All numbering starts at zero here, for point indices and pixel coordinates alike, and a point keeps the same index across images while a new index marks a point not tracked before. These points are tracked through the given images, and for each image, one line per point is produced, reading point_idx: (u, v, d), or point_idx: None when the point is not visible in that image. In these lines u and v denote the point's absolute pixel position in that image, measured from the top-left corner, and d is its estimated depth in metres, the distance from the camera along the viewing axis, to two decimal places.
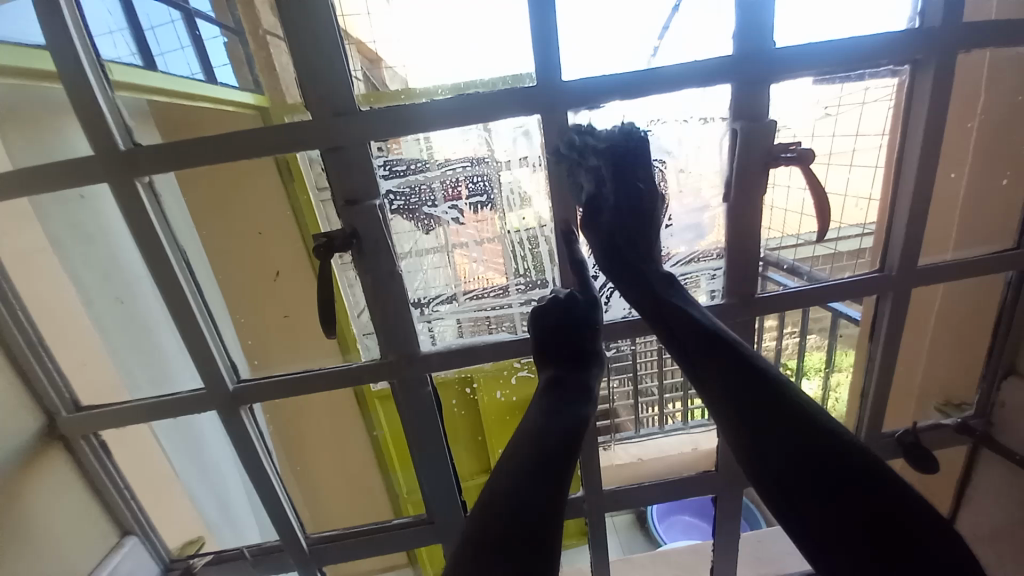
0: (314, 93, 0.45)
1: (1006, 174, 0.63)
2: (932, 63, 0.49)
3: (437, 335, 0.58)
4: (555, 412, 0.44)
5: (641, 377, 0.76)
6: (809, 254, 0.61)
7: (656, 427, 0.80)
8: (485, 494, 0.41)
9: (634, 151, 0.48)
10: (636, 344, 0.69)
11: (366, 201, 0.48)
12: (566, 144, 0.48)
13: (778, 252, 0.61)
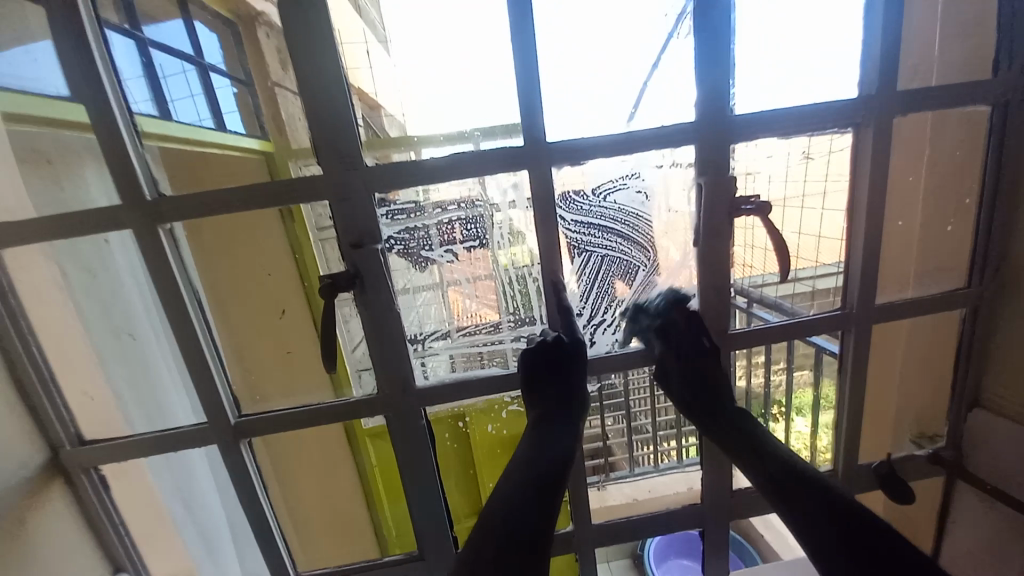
0: (326, 150, 0.50)
1: (949, 220, 0.67)
2: (872, 126, 0.56)
3: (429, 369, 0.61)
4: (545, 443, 0.50)
5: (635, 414, 0.80)
6: (790, 291, 0.66)
7: (651, 466, 0.82)
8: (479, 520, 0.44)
9: (687, 319, 0.59)
10: (627, 376, 0.72)
11: (370, 245, 0.52)
12: (630, 316, 0.62)
13: (761, 290, 0.66)
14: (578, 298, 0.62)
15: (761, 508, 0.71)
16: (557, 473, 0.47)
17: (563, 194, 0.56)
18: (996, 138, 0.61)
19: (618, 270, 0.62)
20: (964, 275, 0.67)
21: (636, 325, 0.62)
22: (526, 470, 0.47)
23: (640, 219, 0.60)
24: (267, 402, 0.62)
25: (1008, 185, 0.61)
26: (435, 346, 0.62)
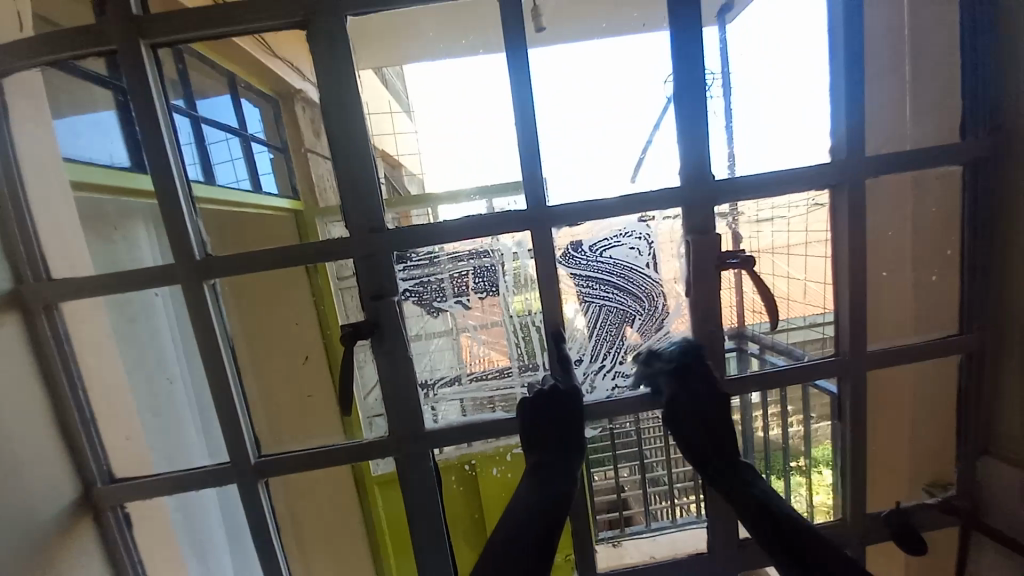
0: (353, 214, 0.57)
1: (934, 270, 0.71)
2: (846, 189, 0.61)
3: (439, 413, 0.65)
4: (543, 486, 0.54)
5: (650, 465, 0.86)
6: (801, 338, 0.71)
7: (668, 522, 0.84)
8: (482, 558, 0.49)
9: (697, 362, 0.61)
10: (640, 421, 0.76)
11: (389, 298, 0.58)
12: (640, 362, 0.65)
13: (772, 337, 0.72)
14: (588, 342, 0.65)
15: (771, 560, 0.70)
16: (556, 513, 0.52)
17: (563, 249, 0.62)
18: (972, 194, 0.65)
19: (615, 318, 0.65)
20: (955, 322, 0.69)
21: (647, 373, 0.64)
22: (531, 509, 0.52)
23: (636, 272, 0.64)
24: (286, 442, 0.66)
25: (987, 238, 0.64)
26: (444, 390, 0.67)
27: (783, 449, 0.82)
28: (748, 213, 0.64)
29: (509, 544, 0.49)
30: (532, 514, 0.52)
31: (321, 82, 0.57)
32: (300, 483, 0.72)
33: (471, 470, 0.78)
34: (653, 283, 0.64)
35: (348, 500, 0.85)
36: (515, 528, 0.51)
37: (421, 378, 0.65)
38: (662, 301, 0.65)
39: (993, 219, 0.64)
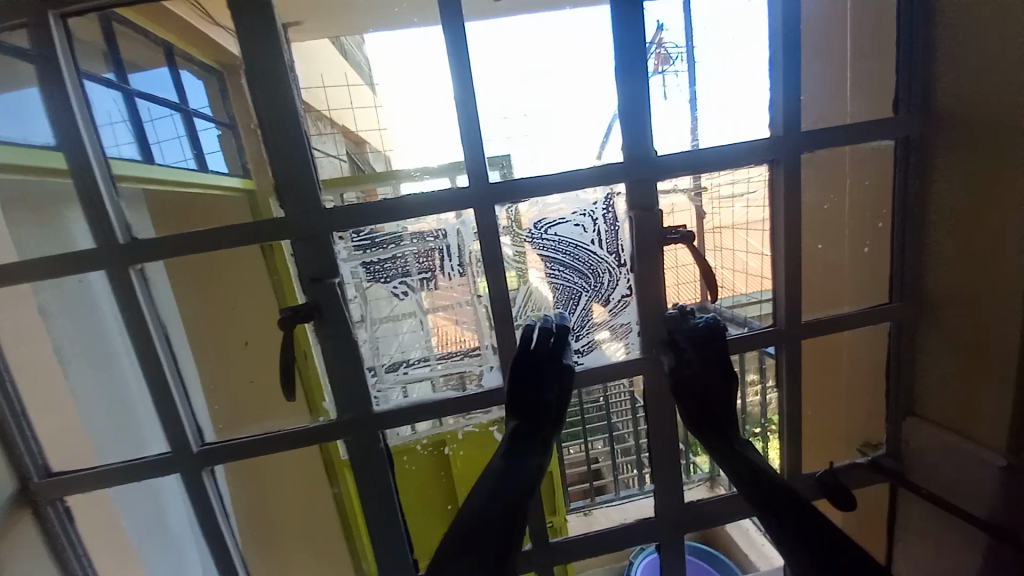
0: (286, 192, 0.55)
1: (866, 242, 0.73)
2: (784, 163, 0.62)
3: (409, 392, 0.66)
4: (518, 459, 0.57)
5: (618, 434, 0.93)
6: (756, 310, 0.72)
7: (636, 486, 0.88)
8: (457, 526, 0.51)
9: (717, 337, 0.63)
10: (609, 392, 0.80)
11: (328, 280, 0.56)
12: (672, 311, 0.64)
13: (733, 310, 0.73)
14: (553, 317, 0.68)
15: (713, 519, 0.74)
16: (518, 491, 0.54)
17: (507, 227, 0.62)
18: (902, 169, 0.66)
19: (562, 296, 0.67)
20: (885, 292, 0.72)
21: (674, 321, 0.64)
22: (491, 488, 0.54)
23: (580, 249, 0.65)
24: (238, 427, 0.66)
25: (913, 212, 0.67)
26: (409, 370, 0.68)
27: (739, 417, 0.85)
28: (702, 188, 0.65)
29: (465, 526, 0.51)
30: (492, 493, 0.53)
31: (244, 52, 0.53)
32: (253, 464, 0.71)
33: (424, 451, 0.75)
34: (599, 259, 0.65)
35: (306, 486, 0.82)
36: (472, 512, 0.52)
37: (387, 360, 0.67)
38: (607, 277, 0.66)
39: (920, 193, 0.66)
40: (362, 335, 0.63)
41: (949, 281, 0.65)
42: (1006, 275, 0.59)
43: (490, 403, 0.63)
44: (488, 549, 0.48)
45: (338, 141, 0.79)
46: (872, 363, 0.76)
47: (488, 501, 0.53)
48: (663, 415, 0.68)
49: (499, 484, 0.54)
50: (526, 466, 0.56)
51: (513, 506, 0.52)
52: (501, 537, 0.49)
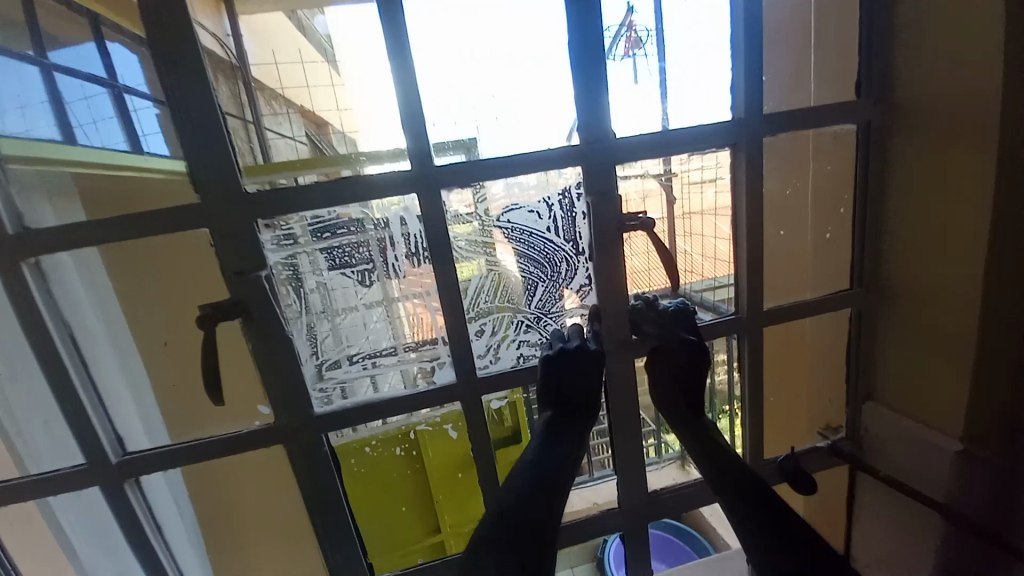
0: (204, 178, 0.50)
1: (829, 228, 0.72)
2: (746, 146, 0.60)
3: (380, 386, 0.61)
4: (553, 447, 0.53)
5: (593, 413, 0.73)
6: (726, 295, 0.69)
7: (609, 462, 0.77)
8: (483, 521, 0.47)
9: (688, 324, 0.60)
10: None
11: (252, 273, 0.52)
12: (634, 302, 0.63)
13: (700, 295, 0.71)
14: (524, 304, 0.64)
15: (676, 509, 0.73)
16: (556, 478, 0.50)
17: (465, 213, 0.58)
18: (863, 152, 0.65)
19: (519, 287, 0.63)
20: (846, 279, 0.71)
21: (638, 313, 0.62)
22: (531, 475, 0.50)
23: (535, 237, 0.61)
24: (188, 430, 0.63)
25: (874, 196, 0.66)
26: (372, 366, 0.62)
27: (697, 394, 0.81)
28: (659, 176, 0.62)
29: (508, 512, 0.46)
30: (531, 480, 0.49)
31: (146, 17, 0.47)
32: (217, 469, 0.66)
33: (373, 453, 0.67)
34: (556, 248, 0.62)
35: (229, 496, 0.68)
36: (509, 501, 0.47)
37: (354, 351, 0.61)
38: (565, 266, 0.62)
39: (880, 177, 0.65)
40: (297, 334, 0.57)
41: (907, 267, 0.65)
42: (964, 261, 0.59)
43: (443, 401, 0.60)
44: (534, 538, 0.44)
45: (293, 121, 0.76)
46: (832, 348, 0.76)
47: (525, 488, 0.49)
48: (625, 407, 0.66)
49: (535, 472, 0.50)
50: (561, 453, 0.52)
51: (552, 496, 0.48)
52: (544, 527, 0.45)
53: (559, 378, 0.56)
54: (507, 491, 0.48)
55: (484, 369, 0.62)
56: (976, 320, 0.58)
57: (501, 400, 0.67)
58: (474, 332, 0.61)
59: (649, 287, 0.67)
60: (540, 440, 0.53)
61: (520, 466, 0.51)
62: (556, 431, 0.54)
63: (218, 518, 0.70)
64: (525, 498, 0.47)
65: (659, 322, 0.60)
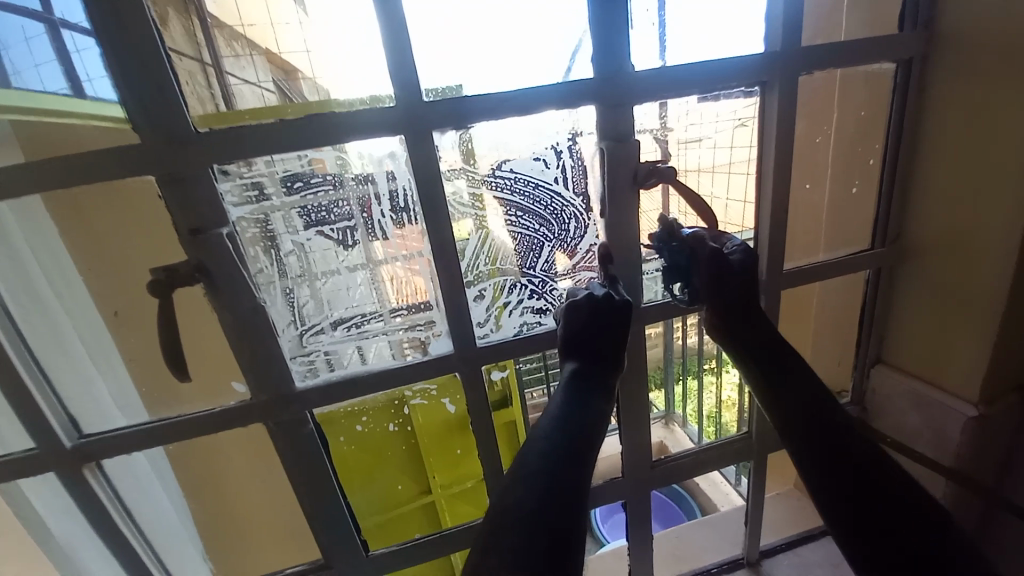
0: (144, 115, 0.41)
1: (855, 181, 0.67)
2: (778, 85, 0.53)
3: (367, 354, 0.55)
4: (580, 403, 0.47)
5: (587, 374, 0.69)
6: None
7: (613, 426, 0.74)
8: (495, 504, 0.40)
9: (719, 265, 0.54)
10: None
11: (212, 230, 0.45)
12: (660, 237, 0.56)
13: None
14: (527, 266, 0.57)
15: (679, 475, 0.72)
16: (585, 448, 0.43)
17: (456, 168, 0.50)
18: (898, 97, 0.59)
19: (521, 248, 0.56)
20: (867, 237, 0.66)
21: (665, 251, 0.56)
22: (561, 443, 0.43)
23: (539, 191, 0.54)
24: (163, 405, 0.56)
25: (907, 145, 0.60)
26: (357, 334, 0.55)
27: (698, 354, 0.78)
28: (680, 129, 0.56)
29: (547, 491, 0.39)
30: (562, 449, 0.43)
31: None
32: (205, 447, 0.60)
33: (363, 431, 0.62)
34: (564, 203, 0.55)
35: (219, 470, 0.63)
36: (538, 481, 0.40)
37: (340, 317, 0.54)
38: (573, 224, 0.56)
39: (914, 124, 0.59)
40: (272, 298, 0.51)
41: (932, 225, 0.60)
42: (997, 217, 0.54)
43: (438, 371, 0.55)
44: (564, 531, 0.38)
45: (259, 63, 0.49)
46: (846, 311, 0.73)
47: (557, 458, 0.42)
48: (635, 375, 0.62)
49: (554, 429, 0.44)
50: (588, 413, 0.46)
51: (580, 472, 0.42)
52: (575, 514, 0.39)
53: (588, 327, 0.50)
54: (534, 463, 0.42)
55: (484, 338, 0.57)
56: (1005, 280, 0.55)
57: (500, 371, 0.63)
58: (473, 296, 0.55)
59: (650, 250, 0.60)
60: (562, 399, 0.47)
61: (541, 432, 0.45)
62: (582, 387, 0.48)
63: (207, 492, 0.65)
64: (556, 475, 0.41)
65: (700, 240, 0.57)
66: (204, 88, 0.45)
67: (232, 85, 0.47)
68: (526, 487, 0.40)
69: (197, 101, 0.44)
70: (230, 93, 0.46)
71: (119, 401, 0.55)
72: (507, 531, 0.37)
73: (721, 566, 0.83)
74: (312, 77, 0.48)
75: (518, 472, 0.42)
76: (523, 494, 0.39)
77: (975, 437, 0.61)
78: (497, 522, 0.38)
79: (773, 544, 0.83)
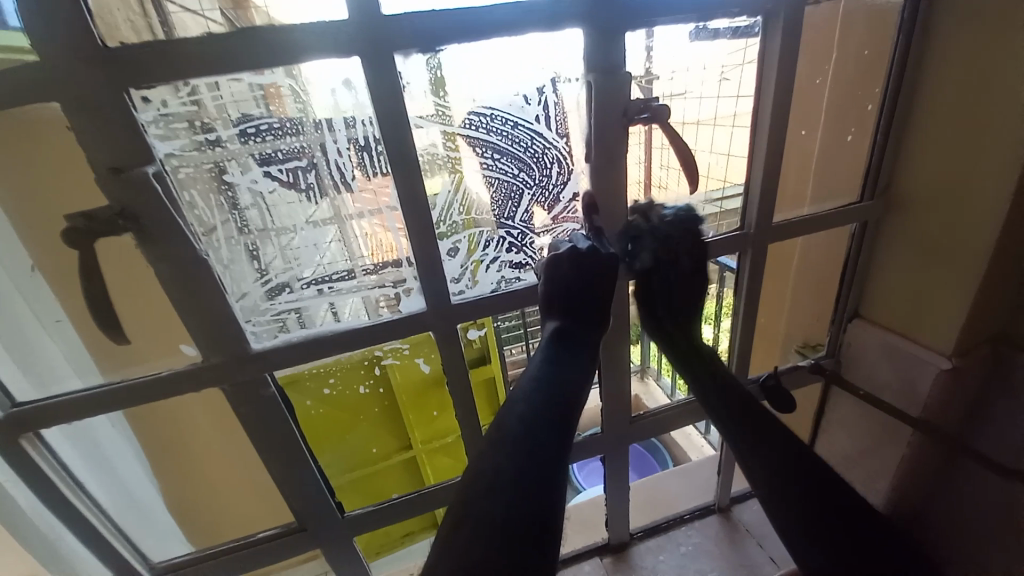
0: (34, 22, 0.33)
1: (851, 129, 0.64)
2: (782, 16, 0.48)
3: (340, 313, 0.50)
4: (562, 364, 0.44)
5: None
6: (713, 211, 0.60)
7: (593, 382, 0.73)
8: (474, 467, 0.38)
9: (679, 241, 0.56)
10: None
11: (135, 168, 0.38)
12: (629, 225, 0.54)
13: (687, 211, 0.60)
14: (505, 216, 0.53)
15: (657, 430, 0.72)
16: (567, 411, 0.41)
17: (427, 116, 0.45)
18: (904, 33, 0.54)
19: (498, 196, 0.51)
20: (857, 189, 0.64)
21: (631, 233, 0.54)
22: (543, 408, 0.41)
23: (519, 132, 0.49)
24: (119, 368, 0.49)
25: (908, 89, 0.57)
26: (322, 294, 0.50)
27: None
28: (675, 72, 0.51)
29: (526, 456, 0.37)
30: (543, 412, 0.40)
31: None
32: (162, 411, 0.55)
33: (332, 393, 0.59)
34: (547, 145, 0.50)
35: (179, 435, 0.59)
36: (518, 447, 0.38)
37: (307, 275, 0.49)
38: (556, 170, 0.52)
39: (917, 66, 0.55)
40: (223, 250, 0.45)
41: (925, 177, 0.58)
42: (991, 167, 0.52)
43: (411, 330, 0.51)
44: (543, 497, 0.36)
45: None
46: (829, 266, 0.72)
47: (538, 423, 0.40)
48: (617, 331, 0.60)
49: (534, 392, 0.42)
50: (570, 373, 0.44)
51: (563, 435, 0.40)
52: (555, 480, 0.37)
53: (572, 282, 0.47)
54: (513, 428, 0.39)
55: (460, 295, 0.53)
56: (993, 234, 0.53)
57: (477, 329, 0.59)
58: (448, 249, 0.51)
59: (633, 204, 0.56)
60: (543, 359, 0.45)
61: (521, 395, 0.42)
62: (566, 346, 0.45)
63: (169, 458, 0.62)
64: (536, 439, 0.38)
65: (659, 237, 0.55)
66: (139, 15, 0.37)
67: (172, 13, 0.38)
68: (503, 453, 0.38)
69: (130, 31, 0.37)
70: (170, 24, 0.37)
71: (72, 363, 0.49)
72: (487, 499, 0.35)
73: (693, 512, 0.85)
74: (266, 8, 0.39)
75: (496, 435, 0.39)
76: (501, 459, 0.37)
77: (944, 389, 0.62)
78: (475, 489, 0.36)
79: (743, 490, 0.87)
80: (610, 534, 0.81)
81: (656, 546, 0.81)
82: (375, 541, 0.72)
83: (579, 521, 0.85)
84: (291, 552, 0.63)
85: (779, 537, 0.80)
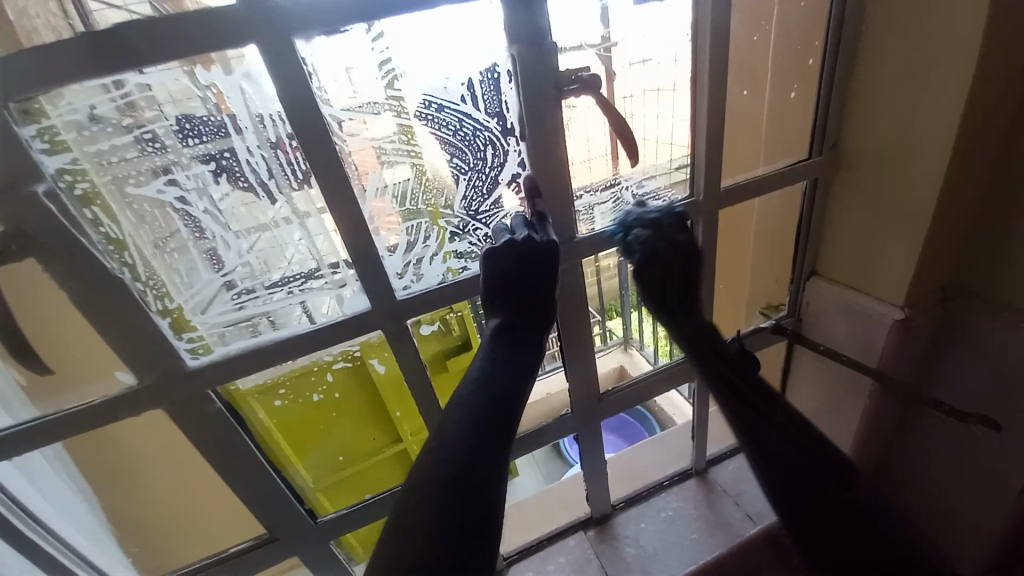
0: None
1: (794, 85, 0.63)
2: None
3: (312, 314, 0.49)
4: (506, 360, 0.43)
5: None
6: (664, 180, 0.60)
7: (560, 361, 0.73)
8: (420, 475, 0.38)
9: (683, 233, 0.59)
10: None
11: (22, 188, 0.35)
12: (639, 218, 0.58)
13: (640, 181, 0.60)
14: (449, 204, 0.51)
15: (628, 403, 0.73)
16: (508, 415, 0.41)
17: (355, 108, 0.43)
18: None
19: (437, 184, 0.50)
20: (806, 146, 0.64)
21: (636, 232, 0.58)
22: (483, 412, 0.40)
23: (446, 116, 0.47)
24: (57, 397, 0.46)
25: (847, 38, 0.55)
26: (276, 300, 0.48)
27: None
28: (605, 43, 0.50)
29: (460, 466, 0.37)
30: (481, 417, 0.40)
31: None
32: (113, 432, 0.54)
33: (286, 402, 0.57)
34: (477, 126, 0.48)
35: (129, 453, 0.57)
36: (453, 458, 0.38)
37: (272, 278, 0.47)
38: (492, 151, 0.50)
39: (853, 14, 0.54)
40: (175, 257, 0.43)
41: (871, 128, 0.58)
42: (933, 115, 0.52)
43: (358, 331, 0.50)
44: (478, 510, 0.36)
45: None
46: (784, 226, 0.72)
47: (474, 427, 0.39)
48: (574, 311, 0.60)
49: (477, 393, 0.41)
50: (514, 369, 0.43)
51: (503, 440, 0.40)
52: (493, 489, 0.37)
53: (512, 274, 0.46)
54: (451, 436, 0.39)
55: (405, 290, 0.51)
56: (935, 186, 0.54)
57: (432, 324, 0.58)
58: (387, 245, 0.49)
59: (589, 182, 0.56)
60: (486, 358, 0.44)
61: (462, 398, 0.42)
62: (510, 340, 0.45)
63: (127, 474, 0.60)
64: (472, 446, 0.38)
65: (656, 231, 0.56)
66: (60, 19, 0.34)
67: (95, 11, 0.35)
68: (441, 461, 0.38)
69: (49, 35, 0.34)
70: (91, 23, 0.35)
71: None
72: (420, 515, 0.36)
73: (673, 478, 0.87)
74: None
75: (435, 444, 0.39)
76: (437, 470, 0.37)
77: (898, 338, 0.63)
78: (415, 499, 0.37)
79: (717, 453, 0.89)
80: (591, 508, 0.82)
81: (637, 515, 0.83)
82: (360, 539, 0.71)
83: (562, 497, 0.86)
84: (266, 563, 0.62)
85: (753, 495, 0.83)
